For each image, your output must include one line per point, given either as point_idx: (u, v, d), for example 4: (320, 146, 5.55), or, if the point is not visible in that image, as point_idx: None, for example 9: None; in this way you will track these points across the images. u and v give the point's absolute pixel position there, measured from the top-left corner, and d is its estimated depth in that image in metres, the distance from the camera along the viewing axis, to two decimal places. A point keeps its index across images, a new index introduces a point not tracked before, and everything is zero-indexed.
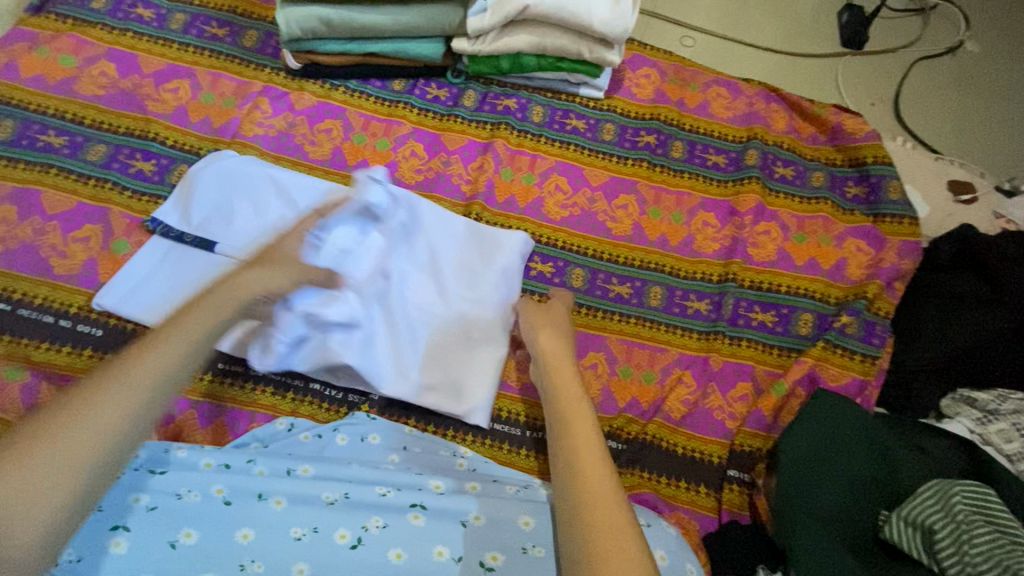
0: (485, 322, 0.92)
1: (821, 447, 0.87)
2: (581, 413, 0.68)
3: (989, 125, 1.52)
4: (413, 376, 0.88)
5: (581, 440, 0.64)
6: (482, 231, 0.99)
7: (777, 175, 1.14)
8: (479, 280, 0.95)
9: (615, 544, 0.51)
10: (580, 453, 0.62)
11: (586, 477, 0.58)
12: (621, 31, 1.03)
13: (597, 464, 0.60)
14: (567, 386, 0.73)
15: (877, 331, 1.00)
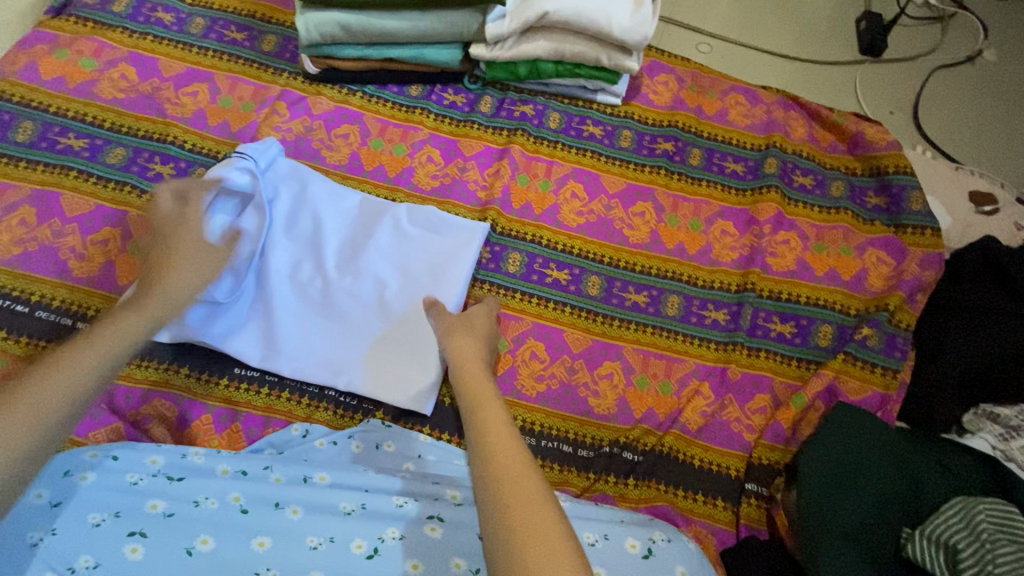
0: (380, 295, 0.92)
1: (841, 462, 0.86)
2: (492, 406, 0.66)
3: (1009, 134, 1.50)
4: (307, 353, 0.89)
5: (496, 433, 0.61)
6: (372, 206, 0.99)
7: (796, 184, 1.12)
8: (368, 252, 0.95)
9: (543, 542, 0.49)
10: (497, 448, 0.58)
11: (506, 475, 0.55)
12: (640, 38, 1.03)
13: (515, 455, 0.57)
14: (478, 384, 0.71)
15: (898, 344, 0.98)
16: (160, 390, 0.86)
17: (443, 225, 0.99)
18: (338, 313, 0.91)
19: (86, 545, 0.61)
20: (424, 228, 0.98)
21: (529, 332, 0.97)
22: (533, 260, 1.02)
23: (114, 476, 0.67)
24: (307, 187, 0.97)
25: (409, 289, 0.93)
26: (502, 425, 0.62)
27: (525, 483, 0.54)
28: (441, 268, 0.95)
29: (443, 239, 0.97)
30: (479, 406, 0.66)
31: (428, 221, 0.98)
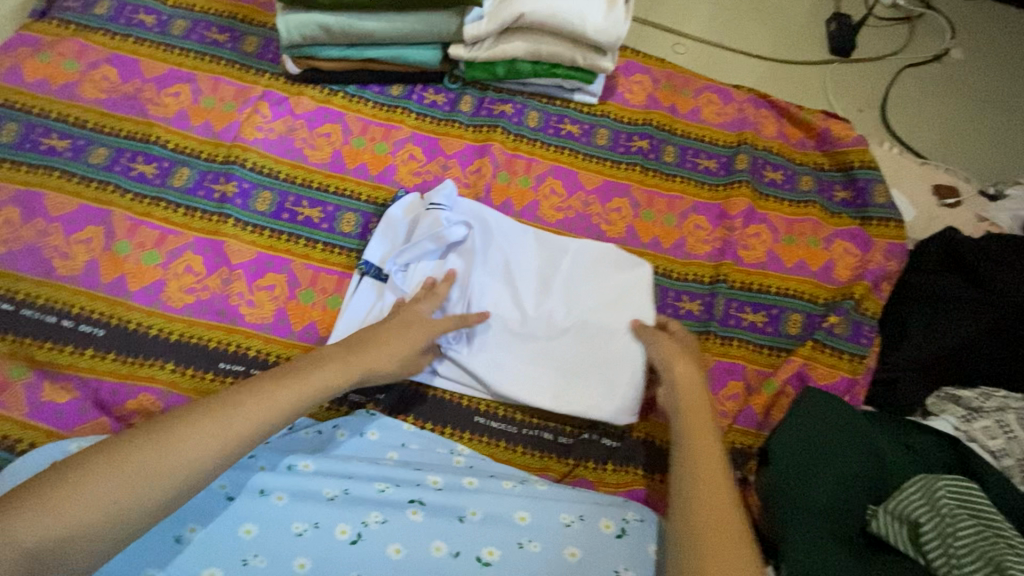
0: (600, 328, 0.93)
1: (813, 443, 0.88)
2: (708, 444, 0.72)
3: (973, 131, 1.55)
4: (548, 388, 0.90)
5: (705, 479, 0.68)
6: (552, 241, 1.00)
7: (766, 179, 1.16)
8: (587, 291, 0.96)
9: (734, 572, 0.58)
10: (701, 495, 0.66)
11: (708, 521, 0.63)
12: (614, 39, 1.06)
13: (721, 506, 0.65)
14: (697, 419, 0.75)
15: (864, 331, 1.03)
16: (144, 385, 0.86)
17: (621, 258, 0.99)
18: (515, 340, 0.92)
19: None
20: (604, 259, 0.99)
21: None
22: None
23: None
24: (490, 226, 0.98)
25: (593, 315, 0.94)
26: (713, 473, 0.68)
27: (723, 536, 0.62)
28: (630, 292, 0.96)
29: (601, 269, 0.98)
30: (699, 440, 0.72)
31: (607, 254, 0.99)
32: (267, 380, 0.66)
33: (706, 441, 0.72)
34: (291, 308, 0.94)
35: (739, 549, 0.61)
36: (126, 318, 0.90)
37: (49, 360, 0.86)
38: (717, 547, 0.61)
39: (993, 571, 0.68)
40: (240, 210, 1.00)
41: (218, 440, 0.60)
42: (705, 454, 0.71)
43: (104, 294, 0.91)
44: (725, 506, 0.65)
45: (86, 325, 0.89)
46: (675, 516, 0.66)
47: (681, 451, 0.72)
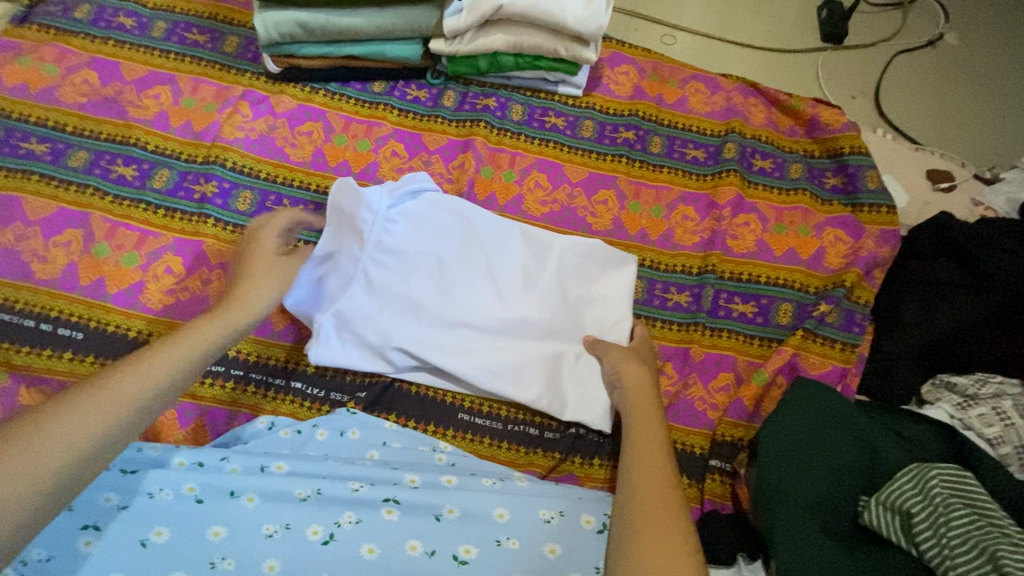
0: (573, 331, 0.93)
1: (803, 434, 0.86)
2: (656, 446, 0.73)
3: (970, 116, 1.53)
4: (528, 385, 0.88)
5: (649, 464, 0.70)
6: (537, 236, 0.98)
7: (755, 168, 1.14)
8: (569, 290, 0.95)
9: (669, 548, 0.60)
10: (647, 491, 0.67)
11: (650, 515, 0.64)
12: (595, 28, 1.04)
13: (665, 502, 0.65)
14: (643, 414, 0.78)
15: (856, 319, 1.01)
16: None
17: (606, 258, 0.97)
18: (472, 327, 0.90)
19: (40, 539, 0.62)
20: (587, 260, 0.97)
21: None
22: None
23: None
24: (473, 222, 0.97)
25: (572, 319, 0.93)
26: (659, 471, 0.69)
27: (663, 529, 0.62)
28: (610, 299, 0.96)
29: (566, 270, 0.96)
30: (647, 442, 0.73)
31: (593, 254, 0.97)
32: (164, 341, 0.64)
33: (653, 444, 0.73)
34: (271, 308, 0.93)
35: (679, 542, 0.61)
36: (105, 321, 0.90)
37: (28, 364, 0.86)
38: (656, 540, 0.61)
39: (988, 563, 0.67)
40: (220, 210, 0.99)
41: (101, 415, 0.55)
42: (653, 453, 0.72)
43: (82, 297, 0.91)
44: (668, 501, 0.65)
45: (65, 328, 0.88)
46: (617, 511, 0.66)
47: (630, 451, 0.73)
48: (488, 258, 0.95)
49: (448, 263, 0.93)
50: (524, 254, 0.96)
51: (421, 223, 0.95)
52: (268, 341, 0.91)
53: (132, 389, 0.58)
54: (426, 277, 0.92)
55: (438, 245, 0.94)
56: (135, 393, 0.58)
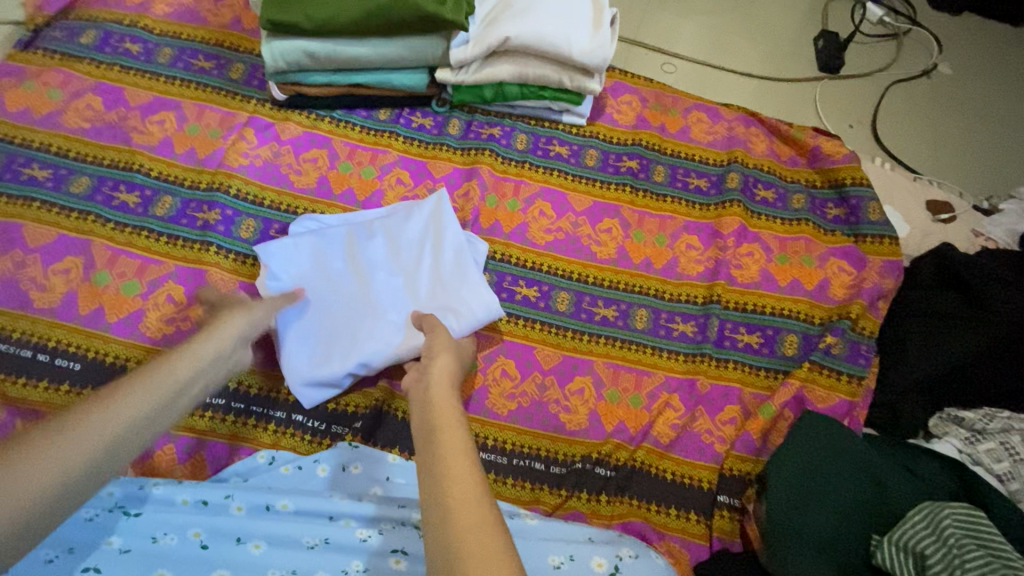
0: (392, 290, 0.91)
1: (810, 468, 0.86)
2: (455, 420, 0.59)
3: (965, 146, 1.55)
4: (341, 361, 0.85)
5: (451, 455, 0.54)
6: (469, 273, 0.92)
7: (758, 198, 1.15)
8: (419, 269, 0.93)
9: (481, 551, 0.46)
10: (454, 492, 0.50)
11: (467, 529, 0.47)
12: (601, 61, 1.06)
13: (466, 471, 0.52)
14: (444, 397, 0.63)
15: (862, 351, 1.00)
16: None
17: (415, 211, 0.96)
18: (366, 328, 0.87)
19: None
20: (445, 234, 0.95)
21: (499, 350, 0.98)
22: (502, 278, 1.04)
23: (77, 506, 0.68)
24: (456, 275, 0.92)
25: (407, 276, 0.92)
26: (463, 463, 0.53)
27: (477, 535, 0.47)
28: (402, 240, 0.94)
29: (476, 317, 0.89)
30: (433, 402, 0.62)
31: (437, 220, 0.96)
32: (198, 337, 0.72)
33: (449, 420, 0.59)
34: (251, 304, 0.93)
35: (494, 538, 0.47)
36: (104, 351, 0.88)
37: (24, 396, 0.84)
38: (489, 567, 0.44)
39: None
40: (235, 241, 0.98)
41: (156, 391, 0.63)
42: (450, 435, 0.57)
43: (81, 327, 0.89)
44: (471, 489, 0.51)
45: (63, 359, 0.87)
46: (432, 547, 0.48)
47: (426, 456, 0.55)
48: (419, 277, 0.92)
49: (414, 287, 0.91)
50: (451, 289, 0.91)
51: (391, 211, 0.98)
52: (267, 372, 0.89)
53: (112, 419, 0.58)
54: (387, 265, 0.93)
55: (411, 241, 0.95)
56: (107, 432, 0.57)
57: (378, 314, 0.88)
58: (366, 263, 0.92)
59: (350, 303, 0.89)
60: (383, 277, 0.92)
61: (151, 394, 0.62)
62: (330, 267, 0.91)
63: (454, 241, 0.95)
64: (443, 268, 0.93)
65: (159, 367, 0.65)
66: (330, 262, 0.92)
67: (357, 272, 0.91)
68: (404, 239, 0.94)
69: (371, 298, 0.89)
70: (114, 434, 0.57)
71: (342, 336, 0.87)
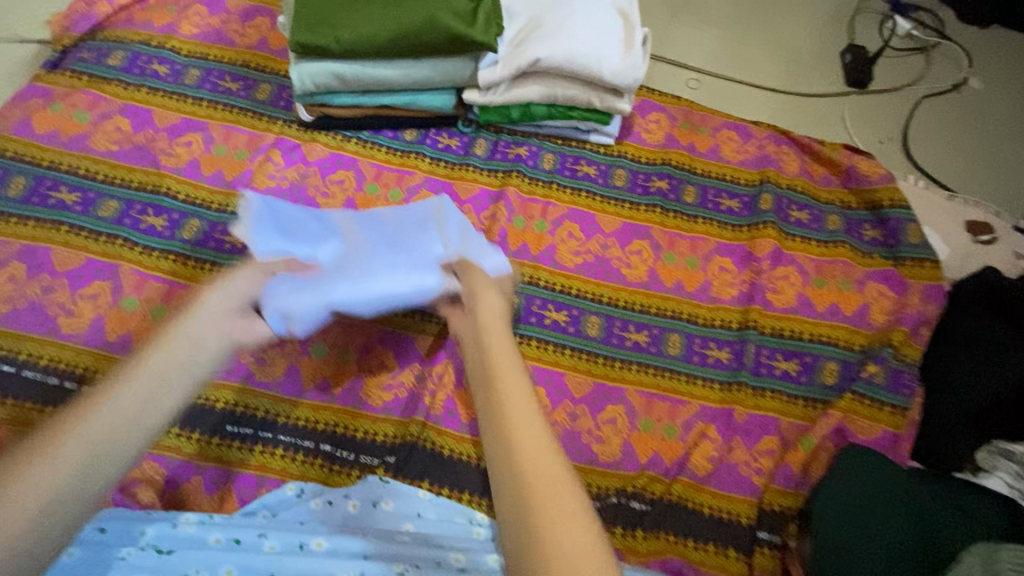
0: (380, 255, 0.84)
1: (856, 508, 0.82)
2: (514, 374, 0.65)
3: (999, 162, 1.51)
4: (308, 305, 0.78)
5: (518, 411, 0.60)
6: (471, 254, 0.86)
7: (792, 219, 1.12)
8: (416, 241, 0.86)
9: (558, 508, 0.52)
10: (526, 457, 0.56)
11: (543, 491, 0.53)
12: (632, 81, 1.04)
13: (533, 431, 0.58)
14: (502, 349, 0.69)
15: (904, 380, 0.97)
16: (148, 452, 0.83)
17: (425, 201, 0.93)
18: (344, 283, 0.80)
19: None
20: (453, 221, 0.91)
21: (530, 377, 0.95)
22: (531, 302, 1.01)
23: (102, 550, 0.66)
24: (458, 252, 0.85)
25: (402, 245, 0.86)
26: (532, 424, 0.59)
27: (553, 494, 0.53)
28: (404, 218, 0.90)
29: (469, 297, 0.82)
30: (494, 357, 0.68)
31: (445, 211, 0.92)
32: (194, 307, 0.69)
33: (508, 375, 0.64)
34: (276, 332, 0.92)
35: (568, 498, 0.53)
36: None
37: None
38: (566, 522, 0.51)
39: None
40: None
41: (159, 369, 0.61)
42: (512, 388, 0.63)
43: (109, 353, 0.88)
44: (543, 450, 0.57)
45: None
46: (506, 504, 0.54)
47: (491, 412, 0.61)
48: (412, 233, 0.88)
49: (406, 255, 0.84)
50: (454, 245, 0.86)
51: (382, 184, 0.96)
52: (295, 401, 0.88)
53: (117, 407, 0.57)
54: (380, 234, 0.87)
55: (412, 219, 0.90)
56: (117, 418, 0.56)
57: (372, 261, 0.83)
58: (357, 232, 0.87)
59: (342, 250, 0.84)
60: (375, 243, 0.86)
61: (150, 371, 0.60)
62: (321, 225, 0.87)
63: (454, 216, 0.92)
64: (447, 230, 0.88)
65: (158, 344, 0.63)
66: (320, 222, 0.87)
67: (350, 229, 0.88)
68: (408, 218, 0.90)
69: (362, 245, 0.85)
70: (124, 420, 0.56)
71: (333, 274, 0.81)
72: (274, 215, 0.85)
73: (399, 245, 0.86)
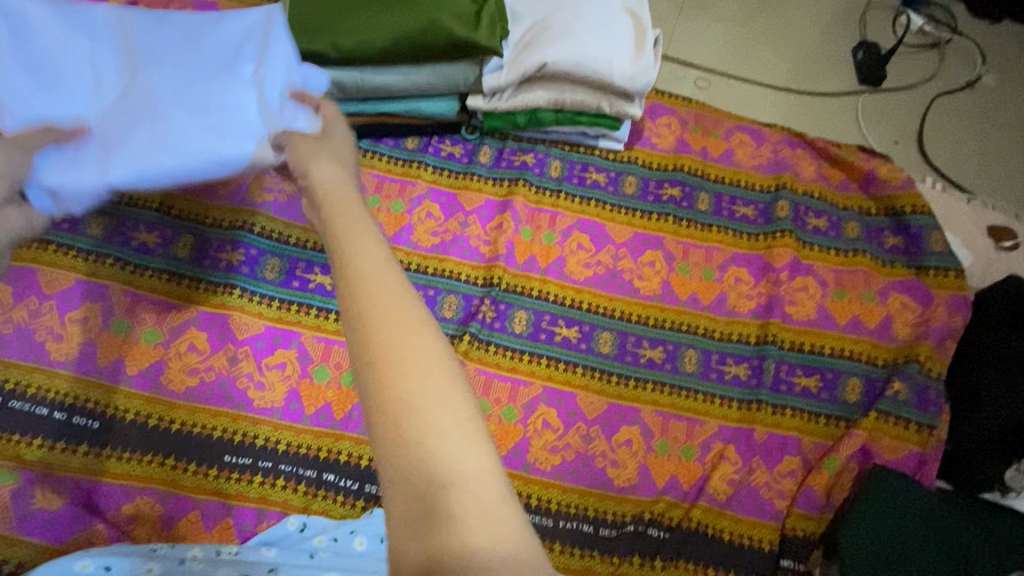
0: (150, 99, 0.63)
1: (887, 536, 0.78)
2: (367, 249, 0.40)
3: (1017, 162, 1.47)
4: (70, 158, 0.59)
5: (376, 300, 0.37)
6: (287, 78, 0.67)
7: (810, 227, 1.08)
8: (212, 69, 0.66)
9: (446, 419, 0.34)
10: (391, 352, 0.35)
11: (421, 395, 0.34)
12: (643, 84, 1.00)
13: (403, 321, 0.36)
14: (351, 223, 0.42)
15: (930, 397, 0.93)
16: (144, 486, 0.79)
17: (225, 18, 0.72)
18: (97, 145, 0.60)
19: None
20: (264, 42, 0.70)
21: (541, 398, 0.91)
22: (540, 317, 0.97)
23: None
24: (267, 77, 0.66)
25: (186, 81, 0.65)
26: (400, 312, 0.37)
27: (423, 378, 0.35)
28: (195, 43, 0.69)
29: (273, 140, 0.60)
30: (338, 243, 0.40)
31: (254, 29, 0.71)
32: None
33: (360, 253, 0.39)
34: (278, 353, 0.88)
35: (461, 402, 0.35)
36: (124, 408, 0.83)
37: (40, 459, 0.79)
38: (461, 447, 0.34)
39: None
40: (270, 286, 0.93)
41: None
42: (364, 269, 0.38)
43: (99, 380, 0.84)
44: (418, 346, 0.36)
45: (80, 417, 0.82)
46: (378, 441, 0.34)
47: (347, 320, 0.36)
48: (230, 99, 0.64)
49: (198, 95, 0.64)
50: (272, 115, 0.62)
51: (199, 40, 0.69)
52: (298, 428, 0.84)
53: None
54: (158, 70, 0.65)
55: (210, 44, 0.69)
56: None
57: (163, 119, 0.62)
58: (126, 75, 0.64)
59: (113, 116, 0.61)
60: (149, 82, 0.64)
61: None
62: (69, 70, 0.63)
63: (283, 52, 0.69)
64: (271, 62, 0.68)
65: None
66: (77, 62, 0.64)
67: (128, 93, 0.63)
68: (202, 45, 0.69)
69: (140, 84, 0.64)
70: None
71: (101, 134, 0.60)
72: (12, 50, 0.63)
73: (195, 85, 0.65)
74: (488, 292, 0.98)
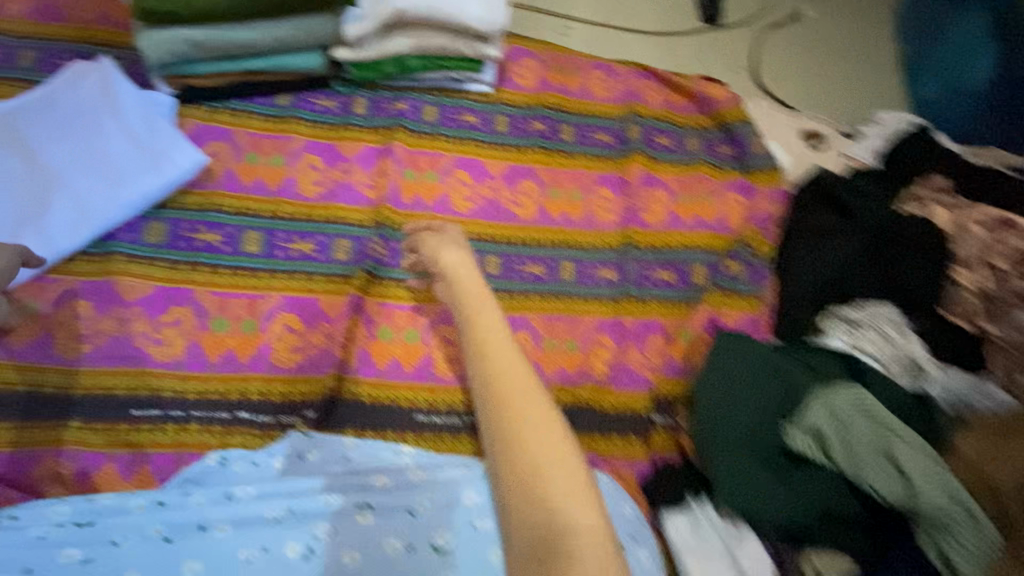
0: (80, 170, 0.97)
1: (724, 382, 0.95)
2: (516, 364, 0.78)
3: (832, 81, 1.72)
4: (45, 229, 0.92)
5: (522, 420, 0.73)
6: (161, 124, 1.01)
7: (659, 146, 1.23)
8: (93, 137, 0.99)
9: (553, 468, 0.69)
10: (535, 464, 0.70)
11: (557, 505, 0.66)
12: (495, 26, 1.09)
13: (545, 421, 0.73)
14: (505, 354, 0.79)
15: (758, 272, 1.13)
16: (55, 449, 0.82)
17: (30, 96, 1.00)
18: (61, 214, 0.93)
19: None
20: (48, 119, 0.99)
21: (439, 317, 0.99)
22: None
23: (10, 533, 0.67)
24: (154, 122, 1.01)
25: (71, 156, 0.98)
26: (549, 434, 0.72)
27: (549, 438, 0.71)
28: (60, 124, 0.99)
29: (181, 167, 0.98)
30: (501, 380, 0.76)
31: (41, 108, 0.99)
32: None
33: (503, 353, 0.79)
34: (173, 312, 0.92)
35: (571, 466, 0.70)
36: (28, 380, 0.86)
37: None
38: (573, 514, 0.66)
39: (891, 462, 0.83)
40: (163, 252, 0.96)
41: None
42: (516, 376, 0.77)
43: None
44: (547, 423, 0.73)
45: None
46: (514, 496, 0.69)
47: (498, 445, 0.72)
48: (126, 166, 0.98)
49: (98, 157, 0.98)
50: (144, 150, 0.99)
51: (79, 125, 1.00)
52: (202, 376, 0.89)
53: None
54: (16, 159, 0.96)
55: (29, 125, 0.98)
56: None
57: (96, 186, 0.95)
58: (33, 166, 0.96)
59: (35, 193, 0.94)
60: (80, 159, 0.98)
61: None
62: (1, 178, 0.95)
63: (139, 105, 1.02)
64: (129, 114, 1.01)
65: None
66: None
67: (41, 167, 0.96)
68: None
69: (71, 170, 0.97)
70: None
71: (61, 205, 0.94)
72: None
73: (100, 162, 0.98)
74: (379, 232, 1.03)
